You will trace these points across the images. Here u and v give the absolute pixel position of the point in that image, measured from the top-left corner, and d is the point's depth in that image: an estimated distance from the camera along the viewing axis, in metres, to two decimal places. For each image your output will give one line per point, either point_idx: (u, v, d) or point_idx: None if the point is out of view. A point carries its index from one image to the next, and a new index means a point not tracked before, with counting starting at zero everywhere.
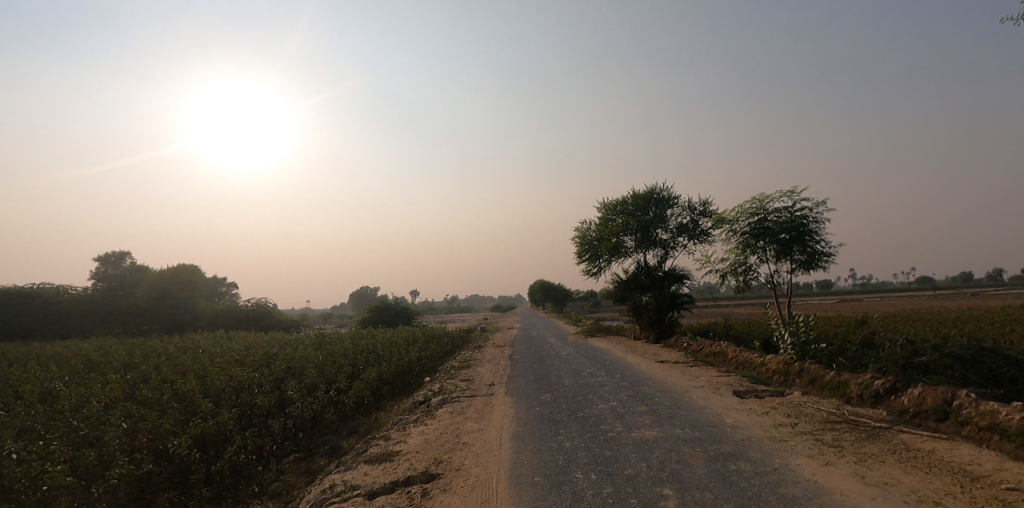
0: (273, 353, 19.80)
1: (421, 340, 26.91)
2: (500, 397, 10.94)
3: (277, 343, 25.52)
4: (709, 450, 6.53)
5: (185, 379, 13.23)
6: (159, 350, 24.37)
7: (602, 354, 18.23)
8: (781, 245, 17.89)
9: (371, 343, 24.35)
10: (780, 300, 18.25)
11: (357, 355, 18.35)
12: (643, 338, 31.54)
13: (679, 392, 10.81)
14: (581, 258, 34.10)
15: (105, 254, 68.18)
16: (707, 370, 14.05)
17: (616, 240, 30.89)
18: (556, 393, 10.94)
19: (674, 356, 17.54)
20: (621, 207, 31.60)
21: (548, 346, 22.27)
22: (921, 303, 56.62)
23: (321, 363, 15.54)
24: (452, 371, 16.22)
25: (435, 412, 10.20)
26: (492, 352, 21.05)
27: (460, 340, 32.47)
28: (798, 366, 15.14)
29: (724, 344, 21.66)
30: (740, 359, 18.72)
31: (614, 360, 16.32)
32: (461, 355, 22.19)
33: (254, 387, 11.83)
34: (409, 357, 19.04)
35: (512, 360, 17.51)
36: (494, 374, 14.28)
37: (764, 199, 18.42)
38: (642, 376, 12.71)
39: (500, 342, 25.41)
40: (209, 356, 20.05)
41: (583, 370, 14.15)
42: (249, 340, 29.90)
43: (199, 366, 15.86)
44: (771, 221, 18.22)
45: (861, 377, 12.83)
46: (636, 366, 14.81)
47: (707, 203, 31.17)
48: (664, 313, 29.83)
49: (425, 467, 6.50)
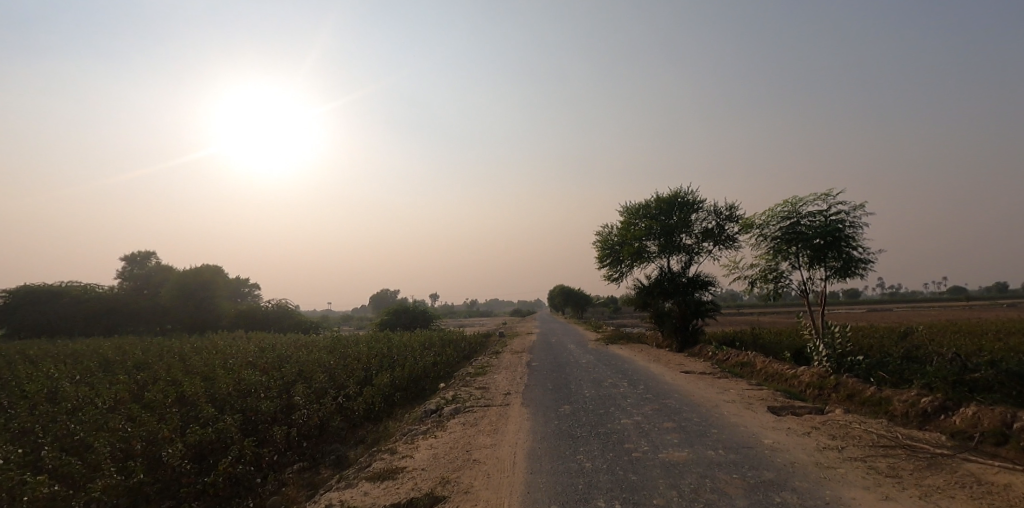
0: (287, 355, 19.50)
1: (437, 344, 26.44)
2: (515, 408, 10.32)
3: (293, 345, 25.30)
4: (747, 477, 5.82)
5: (194, 382, 12.92)
6: (177, 350, 24.34)
7: (623, 362, 17.49)
8: (815, 251, 16.91)
9: (387, 346, 23.96)
10: (813, 309, 17.29)
11: (370, 359, 17.91)
12: (665, 346, 30.57)
13: (707, 406, 10.07)
14: (602, 262, 33.31)
15: (132, 253, 69.52)
16: (736, 382, 13.24)
17: (638, 245, 30.05)
18: (574, 405, 10.29)
19: (699, 366, 16.72)
20: (644, 211, 30.76)
21: (567, 353, 21.57)
22: (957, 314, 54.40)
23: (333, 367, 15.13)
24: (467, 378, 15.66)
25: (446, 423, 9.63)
26: (509, 358, 20.45)
27: (478, 345, 31.94)
28: (834, 379, 14.22)
29: (752, 354, 20.72)
30: (769, 371, 17.77)
31: (637, 369, 15.58)
32: (477, 360, 21.63)
33: (261, 392, 11.44)
34: (424, 362, 18.54)
35: (529, 367, 16.90)
36: (510, 382, 13.67)
37: (797, 202, 17.44)
38: (667, 389, 11.96)
39: (518, 348, 24.80)
40: (224, 357, 19.84)
41: (604, 380, 13.47)
42: (267, 341, 29.82)
43: (211, 368, 15.60)
44: (804, 225, 17.25)
45: (905, 393, 11.89)
46: (659, 376, 14.06)
47: (733, 207, 30.15)
48: (687, 321, 28.85)
49: (430, 488, 5.92)
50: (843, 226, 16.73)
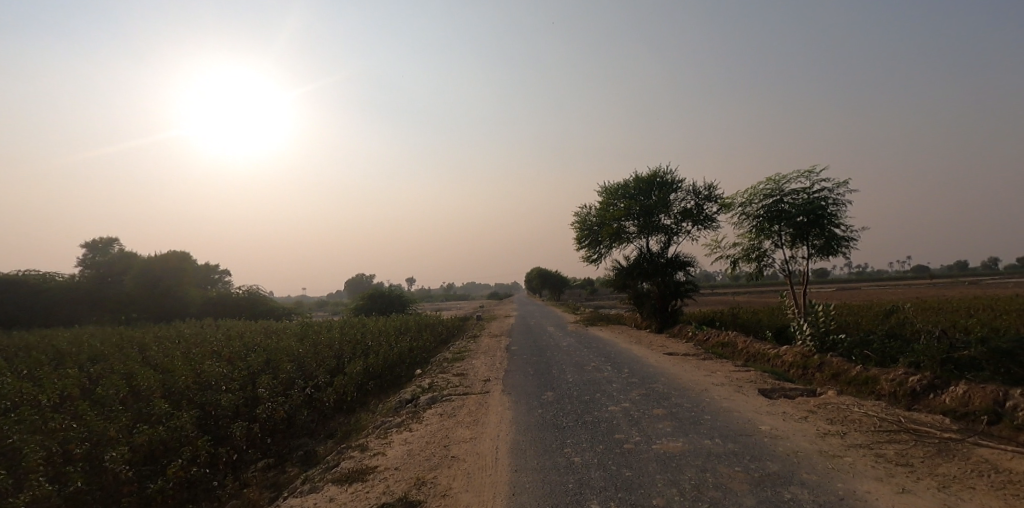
0: (255, 343, 18.56)
1: (414, 329, 25.72)
2: (496, 396, 9.74)
3: (262, 333, 24.29)
4: (751, 470, 5.35)
5: (149, 375, 12.01)
6: (138, 340, 23.13)
7: (605, 345, 17.08)
8: (798, 229, 16.61)
9: (360, 332, 23.15)
10: (796, 288, 17.09)
11: (343, 346, 17.11)
12: (645, 327, 30.44)
13: (696, 390, 9.64)
14: (581, 244, 32.86)
15: (93, 240, 66.64)
16: (721, 363, 12.90)
17: (617, 225, 29.62)
18: (558, 392, 9.75)
19: (682, 348, 16.40)
20: (623, 191, 30.30)
21: (547, 336, 21.11)
22: (923, 291, 55.84)
23: (302, 355, 14.31)
24: (444, 364, 15.03)
25: (422, 414, 8.99)
26: (488, 342, 19.87)
27: (456, 329, 31.32)
28: (818, 359, 14.04)
29: (733, 334, 20.58)
30: (751, 350, 17.59)
31: (620, 352, 15.17)
32: (455, 345, 21.02)
33: (222, 384, 10.62)
34: (399, 348, 17.83)
35: (509, 351, 16.36)
36: (489, 368, 13.09)
37: (780, 179, 17.05)
38: (653, 372, 11.53)
39: (497, 331, 24.27)
40: (187, 346, 18.80)
41: (587, 364, 12.97)
42: (235, 329, 28.69)
43: (170, 358, 14.63)
44: (787, 203, 16.89)
45: (891, 371, 11.69)
46: (643, 359, 13.65)
47: (712, 187, 29.92)
48: (667, 301, 28.69)
49: (403, 492, 5.29)
50: (827, 203, 16.41)
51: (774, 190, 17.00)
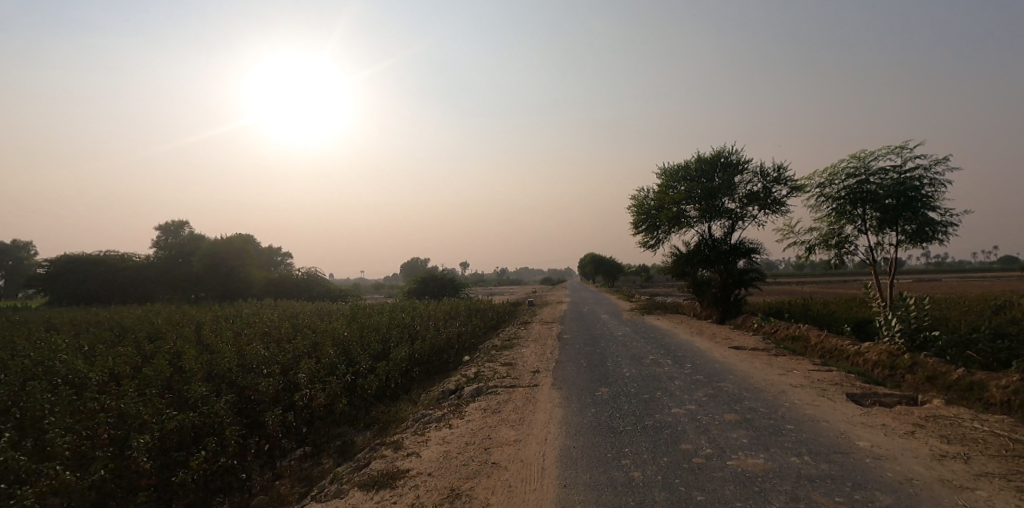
0: (306, 325, 18.62)
1: (463, 314, 25.37)
2: (544, 391, 8.97)
3: (315, 314, 24.61)
4: (856, 501, 4.34)
5: (199, 356, 12.04)
6: (200, 319, 23.94)
7: (663, 335, 15.97)
8: (887, 212, 14.76)
9: (410, 316, 22.99)
10: (882, 279, 15.31)
11: (391, 330, 16.84)
12: (704, 316, 28.82)
13: (772, 392, 8.52)
14: (637, 228, 31.46)
15: (167, 223, 70.70)
16: (797, 361, 11.59)
17: (677, 209, 28.04)
18: (613, 388, 8.87)
19: (749, 341, 15.07)
20: (683, 173, 28.60)
21: (601, 324, 20.13)
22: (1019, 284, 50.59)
23: (347, 339, 14.07)
24: (492, 352, 14.42)
25: (465, 408, 8.37)
26: (538, 329, 19.14)
27: (506, 315, 30.81)
28: (909, 359, 12.45)
29: (804, 327, 18.96)
30: (828, 346, 16.00)
31: (680, 344, 14.06)
32: (504, 331, 20.41)
33: (264, 369, 10.41)
34: (447, 332, 17.40)
35: (559, 339, 15.58)
36: (538, 358, 12.35)
37: (866, 156, 15.19)
38: (719, 368, 10.42)
39: (549, 318, 23.50)
40: (242, 327, 19.11)
41: (644, 357, 11.99)
42: (292, 310, 29.30)
43: (223, 339, 14.78)
44: (873, 184, 15.04)
45: (1004, 377, 10.08)
46: (707, 353, 12.51)
47: (781, 168, 27.70)
48: (729, 290, 26.96)
49: (435, 505, 4.63)
50: (922, 183, 14.47)
51: (859, 169, 15.19)
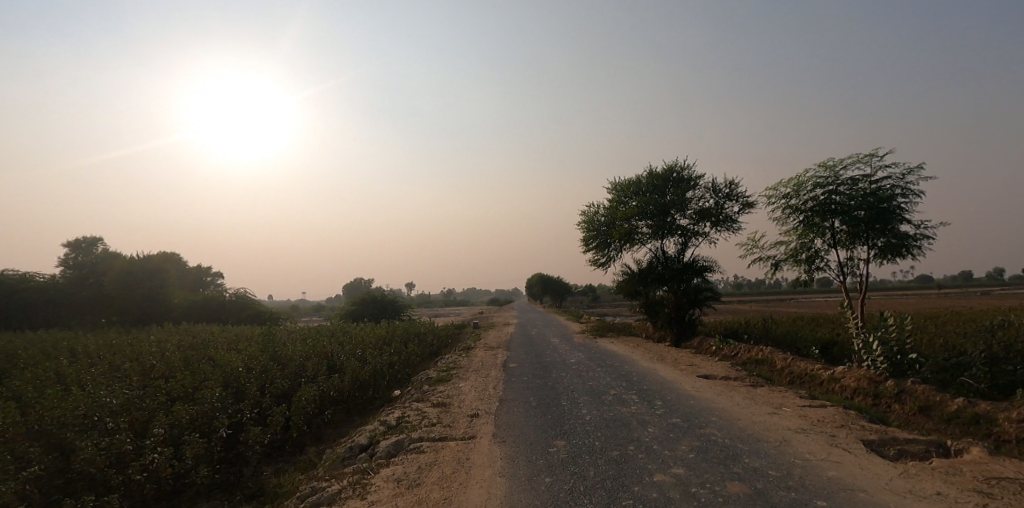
0: (205, 356, 15.58)
1: (401, 339, 22.88)
2: (481, 448, 6.81)
3: (227, 341, 21.33)
4: None
5: (30, 406, 9.10)
6: (83, 348, 20.21)
7: (620, 363, 14.19)
8: (859, 225, 13.73)
9: (337, 342, 20.24)
10: (853, 298, 14.37)
11: (306, 360, 14.21)
12: (658, 338, 27.49)
13: (770, 439, 6.75)
14: (588, 246, 30.00)
15: (75, 239, 63.65)
16: (778, 393, 10.01)
17: (629, 226, 26.76)
18: (571, 440, 6.84)
19: (717, 368, 13.51)
20: (635, 188, 27.42)
21: (551, 349, 18.17)
22: (941, 302, 53.00)
23: (244, 374, 11.42)
24: (425, 386, 12.12)
25: (373, 480, 6.08)
26: (482, 356, 16.96)
27: (450, 339, 28.42)
28: (894, 386, 11.23)
29: (767, 349, 17.80)
30: (797, 371, 14.69)
31: (642, 373, 12.29)
32: (444, 358, 18.07)
33: (107, 421, 7.74)
34: (374, 362, 14.94)
35: (505, 369, 13.45)
36: (479, 395, 10.20)
37: (835, 166, 14.19)
38: (696, 407, 8.60)
39: (495, 343, 21.39)
40: (125, 359, 15.77)
41: (605, 392, 10.07)
42: (204, 336, 25.64)
43: (83, 376, 11.74)
44: (843, 195, 13.99)
45: (1012, 409, 8.87)
46: (676, 385, 10.74)
47: (733, 183, 27.06)
48: (683, 310, 25.73)
49: None
50: (894, 194, 13.54)
51: (827, 178, 14.13)
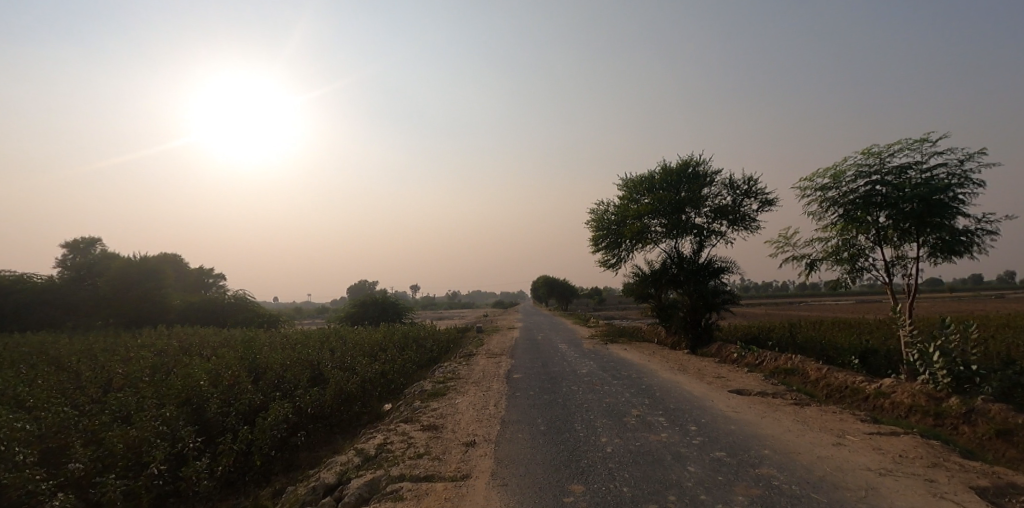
0: (179, 364, 14.12)
1: (398, 344, 21.37)
2: (474, 494, 5.32)
3: (212, 346, 19.91)
4: None
5: None
6: (56, 353, 18.81)
7: (638, 374, 12.67)
8: (910, 219, 12.16)
9: (328, 347, 18.79)
10: (901, 299, 12.75)
11: (286, 369, 12.75)
12: (672, 344, 25.86)
13: (849, 486, 5.22)
14: (597, 246, 28.47)
15: (73, 240, 62.71)
16: (832, 415, 8.46)
17: (641, 224, 25.19)
18: (591, 485, 5.34)
19: (748, 380, 11.95)
20: (647, 184, 25.86)
21: (560, 357, 16.66)
22: (960, 307, 51.20)
23: (209, 386, 9.99)
24: (417, 401, 10.65)
25: None
26: (483, 365, 15.43)
27: (451, 344, 26.92)
28: (959, 405, 9.70)
29: (796, 358, 16.25)
30: (836, 383, 13.15)
31: (665, 388, 10.75)
32: (443, 366, 16.60)
33: (18, 449, 6.32)
34: (363, 371, 13.47)
35: (508, 382, 11.94)
36: (477, 415, 8.70)
37: (880, 153, 12.63)
38: (740, 435, 7.06)
39: (498, 349, 19.89)
40: (91, 367, 14.34)
41: (626, 412, 8.55)
42: (191, 340, 24.21)
43: (27, 389, 10.29)
44: (891, 184, 12.42)
45: None
46: (708, 403, 9.21)
47: (751, 179, 25.48)
48: (700, 314, 24.05)
49: None
50: (950, 183, 11.96)
51: (872, 166, 12.59)
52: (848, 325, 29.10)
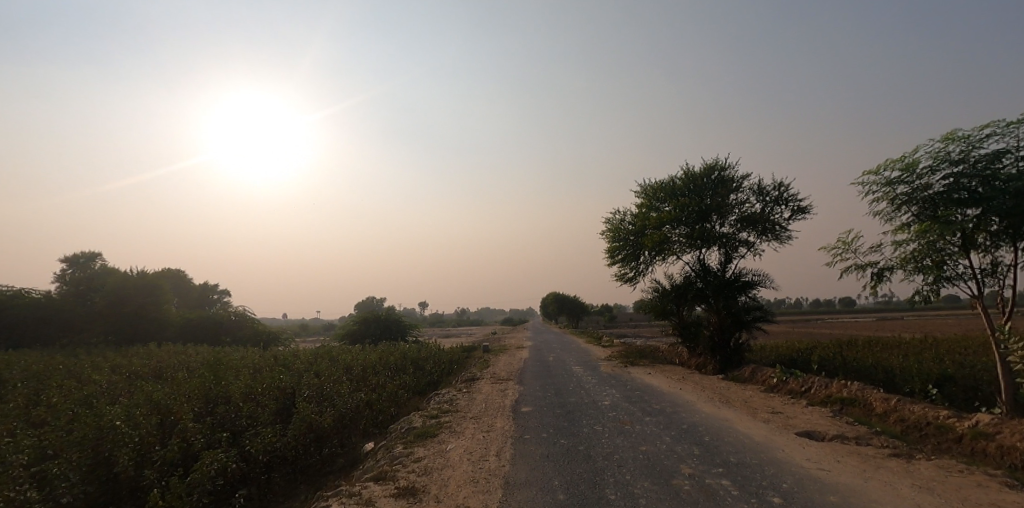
0: (129, 391, 12.03)
1: (393, 365, 19.25)
2: None
3: (186, 368, 17.82)
4: None
5: None
6: (11, 373, 16.79)
7: (673, 408, 10.43)
8: (1006, 217, 9.93)
9: (313, 371, 16.69)
10: (996, 315, 10.40)
11: (249, 401, 10.65)
12: (696, 366, 23.42)
13: None
14: (614, 258, 26.29)
15: (73, 254, 61.55)
16: (957, 476, 6.20)
17: (662, 234, 22.99)
18: None
19: (811, 416, 9.67)
20: (668, 190, 23.74)
21: (575, 383, 14.45)
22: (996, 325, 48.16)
23: (134, 427, 7.93)
24: (399, 445, 8.49)
25: None
26: (485, 393, 13.24)
27: (454, 366, 24.71)
28: None
29: (853, 386, 13.87)
30: (914, 420, 10.78)
31: (714, 429, 8.50)
32: (440, 393, 14.42)
33: None
34: (342, 403, 11.32)
35: (515, 418, 9.73)
36: (470, 473, 6.51)
37: (966, 139, 10.47)
38: None
39: (505, 372, 17.74)
40: (29, 394, 12.26)
41: (674, 470, 6.30)
42: (171, 360, 22.16)
43: None
44: (980, 177, 10.24)
45: None
46: (780, 455, 6.95)
47: (782, 185, 23.35)
48: (729, 333, 21.60)
49: None
50: None
51: (956, 156, 10.45)
52: (889, 345, 26.55)
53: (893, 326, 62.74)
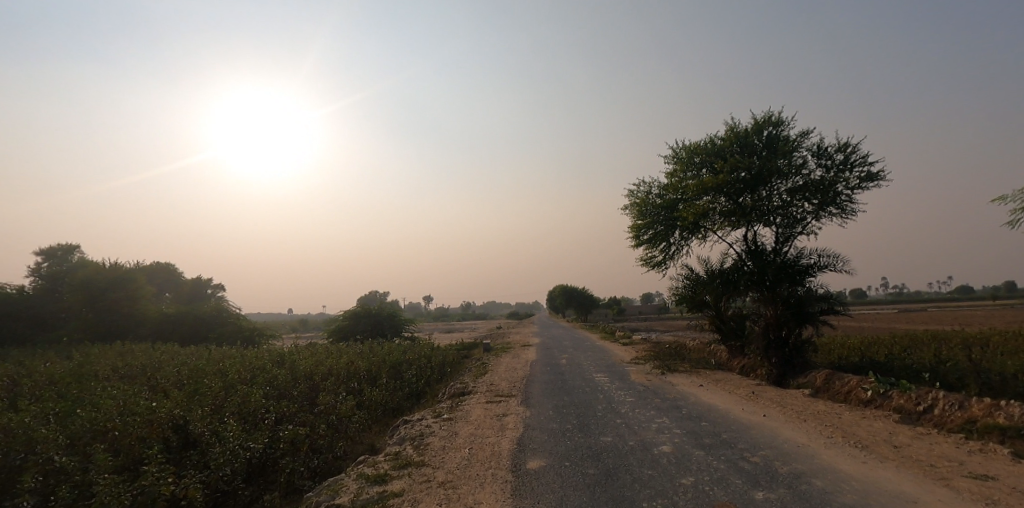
0: None
1: (362, 372, 14.97)
2: None
3: (88, 379, 13.50)
4: None
5: None
6: None
7: (786, 463, 6.07)
8: None
9: (249, 384, 12.39)
10: None
11: (76, 456, 6.39)
12: (743, 369, 19.04)
13: None
14: (639, 238, 21.95)
15: (50, 246, 57.60)
16: None
17: (703, 206, 18.59)
18: None
19: None
20: (708, 153, 19.23)
21: (604, 403, 10.17)
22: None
23: None
24: None
25: None
26: (474, 423, 8.98)
27: (448, 371, 20.39)
28: None
29: (1014, 407, 9.41)
30: None
31: None
32: (412, 419, 10.15)
33: None
34: (240, 446, 7.03)
35: (517, 493, 5.40)
36: None
37: None
38: None
39: (505, 383, 13.46)
40: None
41: None
42: (97, 366, 17.90)
43: None
44: None
45: None
46: None
47: (847, 145, 18.83)
48: (788, 329, 17.11)
49: None
50: None
51: None
52: (967, 340, 22.11)
53: (925, 317, 57.95)
